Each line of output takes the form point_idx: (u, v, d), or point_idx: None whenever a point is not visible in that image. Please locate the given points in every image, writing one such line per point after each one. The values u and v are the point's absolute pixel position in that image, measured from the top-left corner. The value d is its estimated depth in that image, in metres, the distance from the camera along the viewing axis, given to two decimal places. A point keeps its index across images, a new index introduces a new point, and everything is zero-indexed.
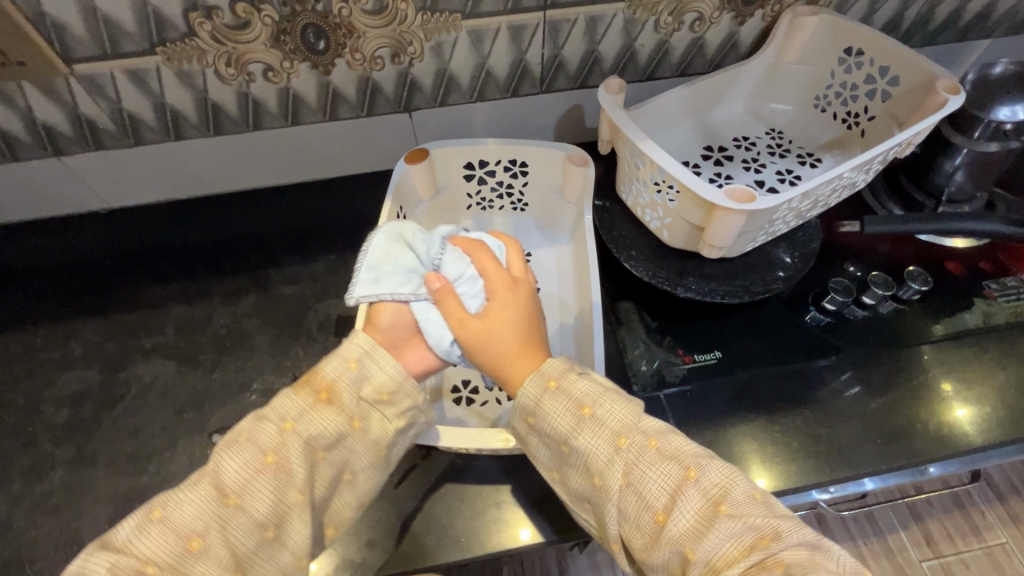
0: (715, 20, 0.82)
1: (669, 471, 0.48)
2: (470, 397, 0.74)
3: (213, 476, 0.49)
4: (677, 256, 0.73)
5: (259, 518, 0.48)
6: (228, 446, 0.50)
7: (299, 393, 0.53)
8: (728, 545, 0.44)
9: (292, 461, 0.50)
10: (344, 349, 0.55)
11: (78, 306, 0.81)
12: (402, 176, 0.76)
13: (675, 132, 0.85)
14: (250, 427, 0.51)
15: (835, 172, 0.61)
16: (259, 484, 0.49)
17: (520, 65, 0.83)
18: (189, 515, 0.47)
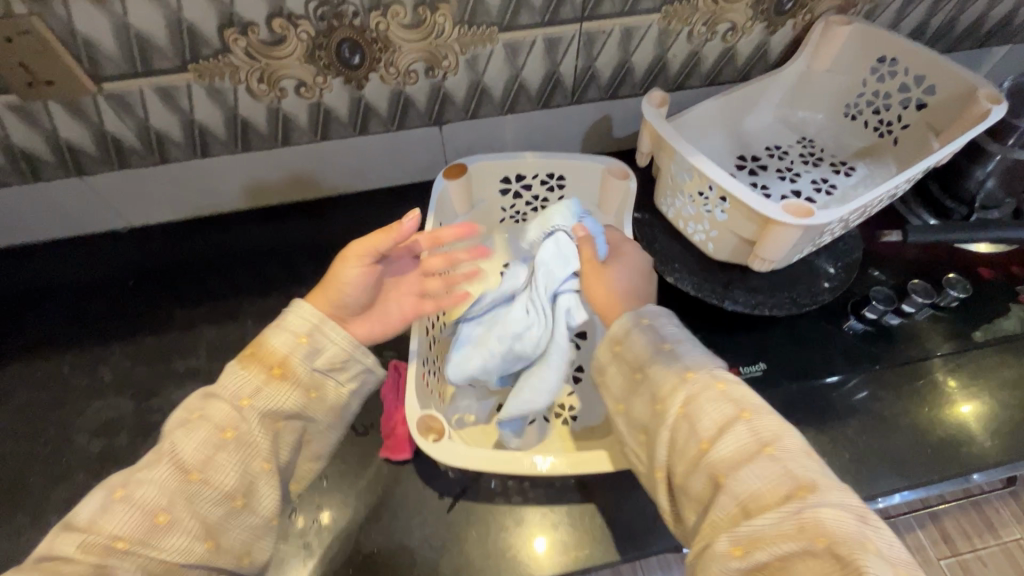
0: (747, 30, 0.82)
1: (725, 407, 0.47)
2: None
3: (171, 453, 0.48)
4: (721, 269, 0.73)
5: (227, 489, 0.49)
6: (182, 424, 0.50)
7: (247, 364, 0.52)
8: (761, 486, 0.43)
9: (252, 432, 0.50)
10: (291, 323, 0.55)
11: (104, 329, 0.79)
12: (441, 193, 0.74)
13: (709, 142, 0.84)
14: (201, 404, 0.51)
15: (888, 187, 0.61)
16: (217, 457, 0.49)
17: (553, 77, 0.82)
18: (151, 491, 0.46)
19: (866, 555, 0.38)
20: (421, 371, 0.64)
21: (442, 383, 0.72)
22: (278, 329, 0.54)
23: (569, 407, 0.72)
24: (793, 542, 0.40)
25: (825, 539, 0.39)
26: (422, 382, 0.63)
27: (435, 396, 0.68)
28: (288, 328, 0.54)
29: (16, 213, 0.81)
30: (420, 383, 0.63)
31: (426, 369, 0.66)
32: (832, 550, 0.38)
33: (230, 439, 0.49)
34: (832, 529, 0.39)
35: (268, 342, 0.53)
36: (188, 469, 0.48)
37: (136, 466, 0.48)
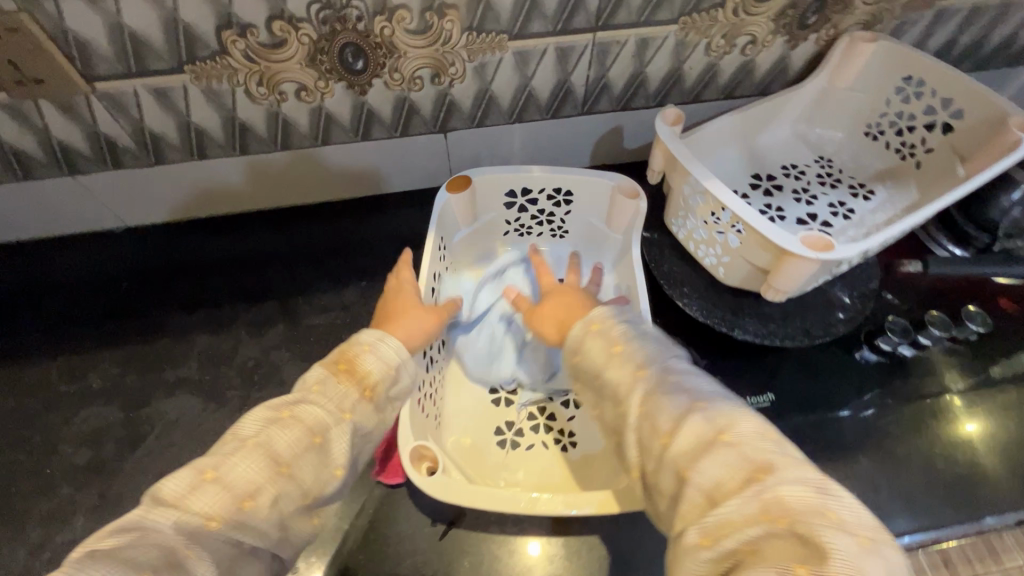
0: (767, 44, 0.79)
1: (679, 400, 0.45)
2: (515, 441, 0.69)
3: (262, 444, 0.44)
4: (731, 294, 0.70)
5: (305, 489, 0.45)
6: (271, 420, 0.45)
7: (338, 378, 0.49)
8: (722, 476, 0.41)
9: (342, 442, 0.47)
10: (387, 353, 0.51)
11: (96, 333, 0.77)
12: (444, 206, 0.72)
13: (723, 159, 0.81)
14: (297, 401, 0.47)
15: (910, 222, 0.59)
16: (308, 458, 0.45)
17: (564, 87, 0.80)
18: (241, 478, 0.42)
19: (833, 537, 0.36)
20: (417, 393, 0.62)
21: (438, 403, 0.69)
22: (371, 353, 0.51)
23: (570, 434, 0.69)
24: (758, 529, 0.37)
25: (789, 520, 0.37)
26: (416, 406, 0.61)
27: (430, 418, 0.65)
28: (383, 356, 0.51)
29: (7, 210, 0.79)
30: (414, 407, 0.60)
31: (423, 389, 0.64)
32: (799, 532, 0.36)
33: (321, 442, 0.46)
34: (793, 511, 0.38)
35: (355, 358, 0.50)
36: (279, 467, 0.43)
37: (218, 451, 0.44)
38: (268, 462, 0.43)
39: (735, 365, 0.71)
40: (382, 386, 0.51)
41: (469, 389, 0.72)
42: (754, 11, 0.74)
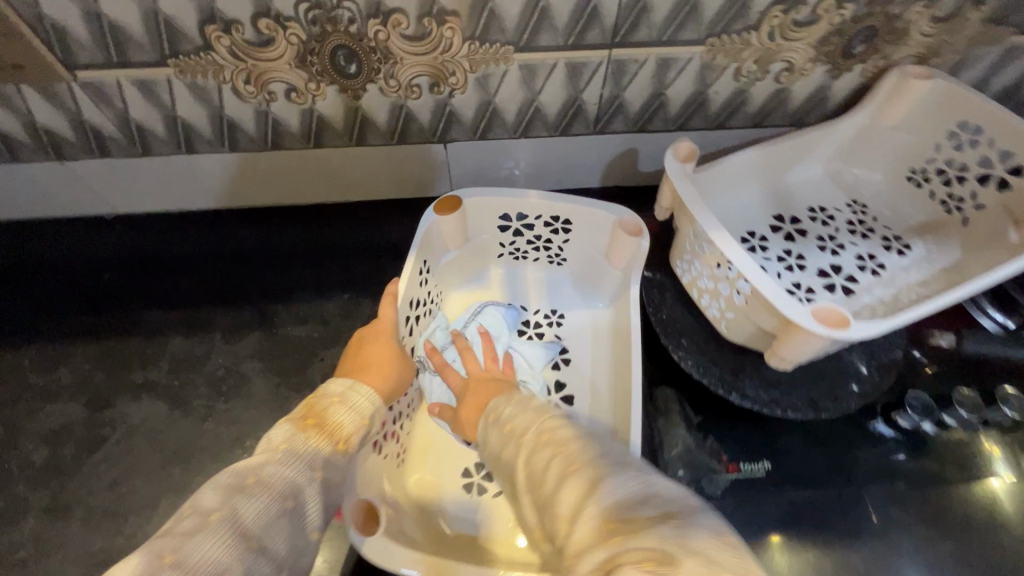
0: (806, 72, 0.71)
1: (544, 446, 0.45)
2: (482, 486, 0.64)
3: (228, 518, 0.37)
4: (733, 351, 0.63)
5: (279, 563, 0.39)
6: (235, 489, 0.39)
7: (307, 434, 0.44)
8: (572, 499, 0.39)
9: (313, 502, 0.42)
10: (357, 404, 0.47)
11: (71, 325, 0.75)
12: (429, 227, 0.66)
13: (743, 196, 0.74)
14: (263, 463, 0.41)
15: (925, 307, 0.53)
16: (279, 526, 0.39)
17: (574, 104, 0.73)
18: (206, 562, 0.35)
19: (663, 528, 0.35)
20: (376, 435, 0.57)
21: (405, 438, 0.64)
22: (342, 405, 0.47)
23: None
24: (600, 541, 0.35)
25: (625, 524, 0.36)
26: (374, 450, 0.56)
27: (391, 457, 0.61)
28: (355, 408, 0.47)
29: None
30: (370, 451, 0.55)
31: (386, 429, 0.59)
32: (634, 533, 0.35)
33: (292, 506, 0.41)
34: (625, 514, 0.36)
35: (325, 411, 0.46)
36: (249, 541, 0.37)
37: (175, 528, 0.37)
38: (237, 537, 0.37)
39: (732, 428, 0.65)
40: (353, 441, 0.46)
41: (440, 423, 0.67)
42: (793, 36, 0.66)
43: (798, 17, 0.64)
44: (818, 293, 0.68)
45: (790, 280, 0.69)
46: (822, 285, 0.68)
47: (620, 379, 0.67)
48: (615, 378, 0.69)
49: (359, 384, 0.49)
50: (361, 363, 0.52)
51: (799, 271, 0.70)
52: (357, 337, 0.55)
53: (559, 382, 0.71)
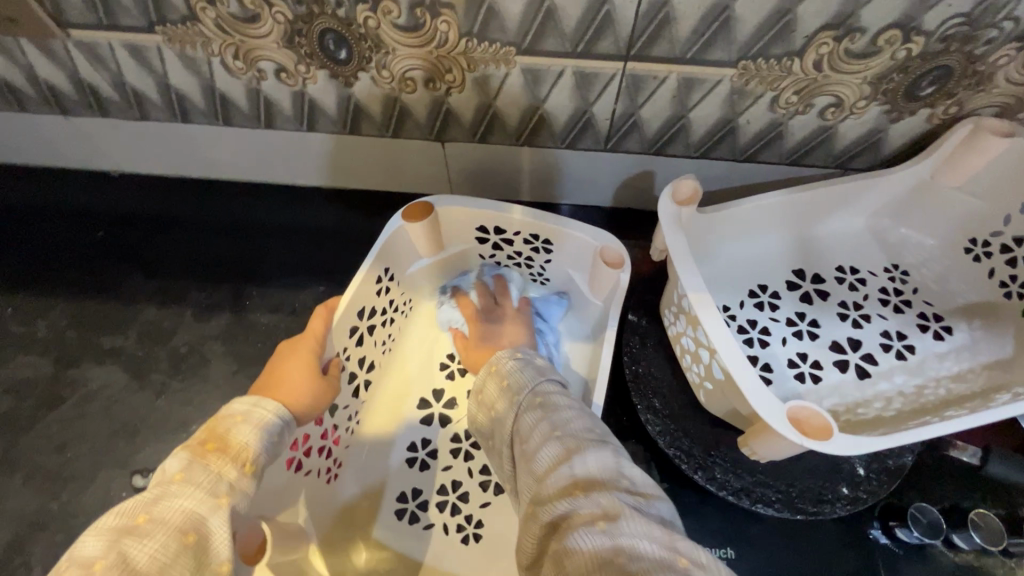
0: (857, 111, 0.60)
1: (532, 407, 0.44)
2: (415, 515, 0.61)
3: (116, 567, 0.32)
4: (711, 424, 0.56)
5: None
6: (122, 532, 0.34)
7: (207, 461, 0.38)
8: (550, 462, 0.39)
9: (225, 529, 0.36)
10: (267, 425, 0.42)
11: (55, 278, 0.76)
12: (394, 234, 0.62)
13: (760, 243, 0.65)
14: (157, 498, 0.36)
15: (918, 433, 0.45)
16: (182, 564, 0.34)
17: (583, 117, 0.66)
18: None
19: (625, 498, 0.35)
20: (292, 452, 0.52)
21: (340, 452, 0.60)
22: (248, 425, 0.41)
23: (476, 523, 0.61)
24: (567, 498, 0.36)
25: (597, 489, 0.36)
26: (288, 468, 0.51)
27: (318, 473, 0.57)
28: (263, 428, 0.42)
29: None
30: (284, 471, 0.51)
31: (309, 445, 0.54)
32: (597, 496, 0.35)
33: (196, 540, 0.35)
34: (593, 479, 0.37)
35: (225, 434, 0.40)
36: None
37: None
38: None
39: (695, 506, 0.57)
40: (263, 459, 0.41)
41: (384, 440, 0.64)
42: (846, 68, 0.56)
43: (853, 47, 0.53)
44: (826, 370, 0.59)
45: (796, 349, 0.61)
46: (832, 360, 0.60)
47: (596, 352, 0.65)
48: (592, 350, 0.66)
49: (266, 399, 0.43)
50: (274, 383, 0.47)
51: (809, 340, 0.61)
52: (277, 354, 0.52)
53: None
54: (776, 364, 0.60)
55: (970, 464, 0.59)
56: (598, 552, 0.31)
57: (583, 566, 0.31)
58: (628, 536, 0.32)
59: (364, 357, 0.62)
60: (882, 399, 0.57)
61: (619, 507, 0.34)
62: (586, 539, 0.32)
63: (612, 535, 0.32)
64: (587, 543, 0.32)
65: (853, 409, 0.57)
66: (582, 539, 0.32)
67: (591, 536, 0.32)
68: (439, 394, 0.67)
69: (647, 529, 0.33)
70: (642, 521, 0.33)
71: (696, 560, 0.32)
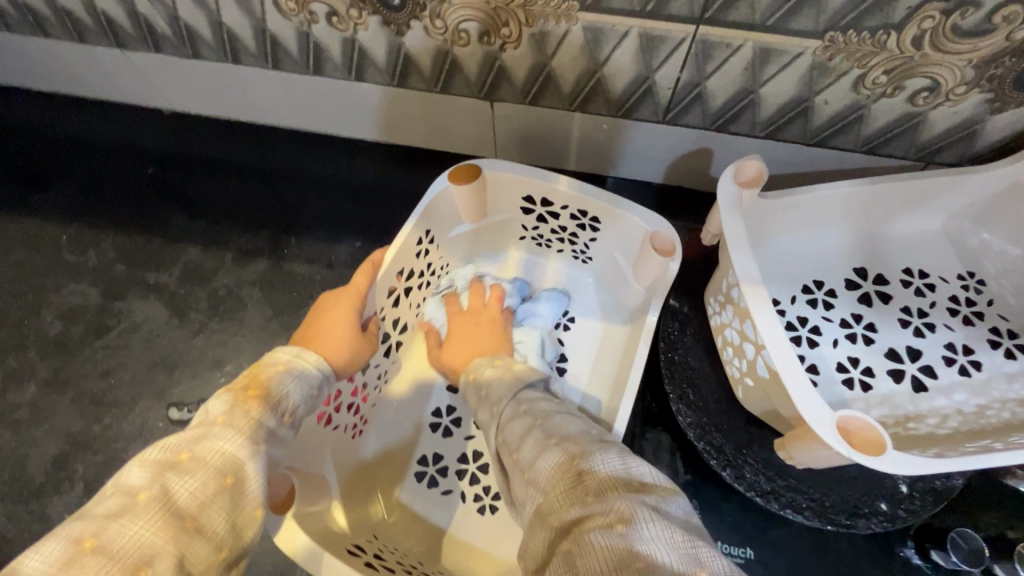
0: (953, 97, 0.54)
1: (521, 412, 0.42)
2: (434, 479, 0.62)
3: (158, 500, 0.33)
4: (745, 422, 0.53)
5: (217, 542, 0.34)
6: (165, 467, 0.34)
7: (248, 406, 0.39)
8: (552, 468, 0.36)
9: (260, 476, 0.37)
10: (303, 375, 0.43)
11: (106, 212, 0.78)
12: (439, 195, 0.60)
13: (822, 238, 0.60)
14: (199, 438, 0.36)
15: (981, 459, 0.41)
16: (219, 504, 0.34)
17: (643, 84, 0.61)
18: (133, 544, 0.31)
19: (643, 499, 0.32)
20: (323, 407, 0.53)
21: (368, 410, 0.61)
22: (288, 375, 0.42)
23: (494, 495, 0.61)
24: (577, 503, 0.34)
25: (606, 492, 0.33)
26: (318, 422, 0.53)
27: (345, 429, 0.58)
28: (302, 379, 0.43)
29: (49, 68, 0.77)
30: (314, 423, 0.52)
31: (340, 401, 0.55)
32: (613, 500, 0.32)
33: (234, 483, 0.35)
34: (605, 480, 0.34)
35: (269, 382, 0.41)
36: (186, 522, 0.33)
37: (95, 509, 0.32)
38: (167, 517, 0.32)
39: (717, 501, 0.56)
40: (299, 412, 0.42)
41: (410, 405, 0.64)
42: (950, 47, 0.49)
43: (963, 23, 0.47)
44: (878, 377, 0.55)
45: (847, 353, 0.57)
46: (886, 369, 0.56)
47: (634, 339, 0.63)
48: (630, 337, 0.64)
49: (307, 350, 0.45)
50: (314, 334, 0.48)
51: (863, 344, 0.57)
52: (319, 303, 0.52)
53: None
54: (824, 366, 0.56)
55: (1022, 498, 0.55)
56: (615, 557, 0.29)
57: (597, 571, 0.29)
58: (649, 542, 0.29)
59: (398, 319, 0.62)
60: (937, 415, 0.53)
61: (638, 509, 0.31)
62: (601, 542, 0.30)
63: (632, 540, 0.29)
64: (605, 545, 0.30)
65: (903, 423, 0.53)
66: (599, 540, 0.30)
67: (608, 538, 0.30)
68: None
69: (668, 532, 0.30)
70: (662, 523, 0.30)
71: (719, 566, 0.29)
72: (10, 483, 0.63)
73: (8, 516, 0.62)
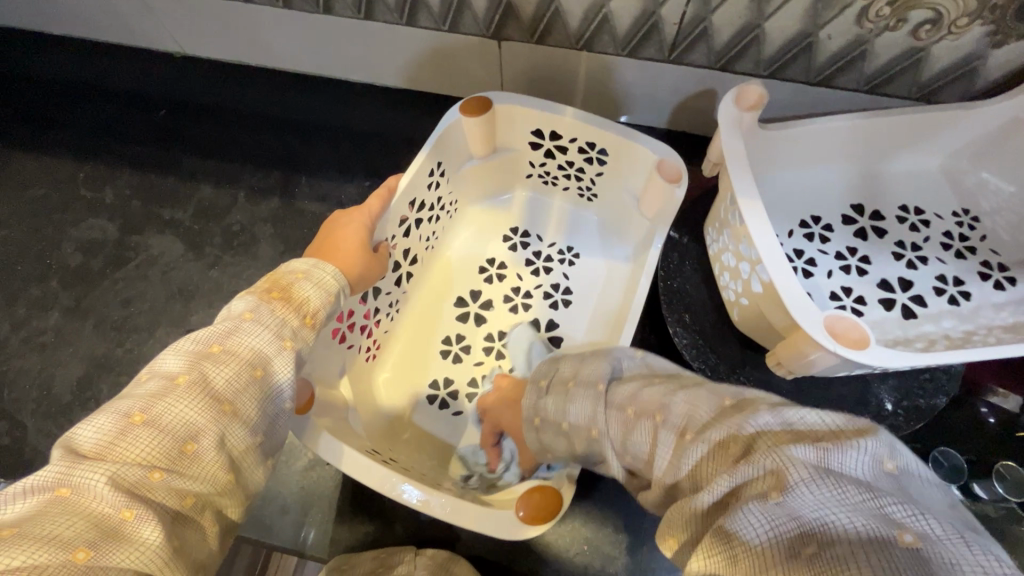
0: (955, 30, 0.54)
1: (614, 408, 0.37)
2: (445, 402, 0.65)
3: (198, 383, 0.35)
4: (739, 345, 0.56)
5: (253, 428, 0.37)
6: (200, 356, 0.36)
7: (273, 305, 0.41)
8: (699, 460, 0.30)
9: (287, 371, 0.39)
10: (323, 280, 0.45)
11: (121, 151, 0.80)
12: (449, 126, 0.61)
13: (822, 175, 0.62)
14: (229, 332, 0.38)
15: (962, 356, 0.43)
16: (251, 393, 0.37)
17: (650, 20, 0.62)
18: (179, 421, 0.33)
19: (802, 455, 0.26)
20: (339, 324, 0.54)
21: (380, 335, 0.64)
22: (308, 281, 0.44)
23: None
24: (725, 472, 0.28)
25: (762, 452, 0.27)
26: (334, 339, 0.54)
27: (358, 349, 0.60)
28: (322, 284, 0.44)
29: (59, 7, 0.77)
30: (330, 340, 0.54)
31: (353, 320, 0.57)
32: (764, 461, 0.26)
33: (262, 376, 0.38)
34: (761, 440, 0.28)
35: (290, 287, 0.42)
36: (223, 405, 0.35)
37: (138, 390, 0.35)
38: (206, 399, 0.34)
39: None
40: (321, 315, 0.43)
41: (422, 333, 0.67)
42: None
43: None
44: (869, 306, 0.58)
45: (840, 283, 0.59)
46: (878, 298, 0.58)
47: (635, 270, 0.65)
48: (633, 268, 0.67)
49: (325, 262, 0.46)
50: (328, 253, 0.50)
51: (856, 275, 0.59)
52: (331, 223, 0.54)
53: (552, 322, 0.68)
54: (818, 294, 0.58)
55: (1000, 424, 0.57)
56: (780, 539, 0.24)
57: (764, 564, 0.24)
58: (819, 509, 0.24)
59: (409, 250, 0.64)
60: (925, 339, 0.55)
61: (794, 469, 0.25)
62: (759, 526, 0.25)
63: (794, 513, 0.24)
64: (768, 526, 0.25)
65: (892, 345, 0.55)
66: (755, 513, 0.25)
67: (768, 517, 0.25)
68: (475, 295, 0.69)
69: (840, 492, 0.24)
70: (829, 483, 0.24)
71: (927, 526, 0.22)
72: (38, 400, 0.67)
73: (38, 431, 0.65)
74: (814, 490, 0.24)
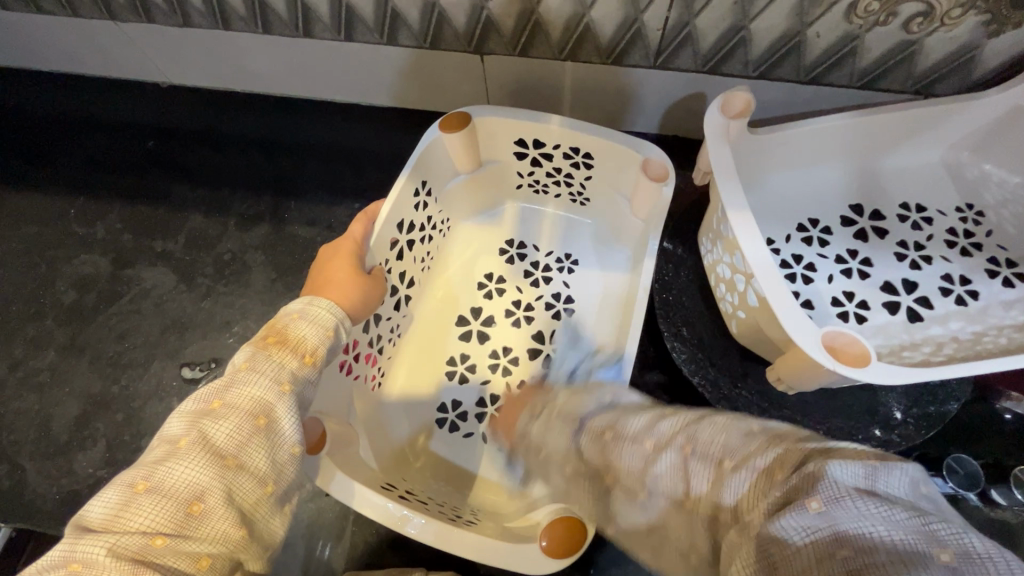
0: (948, 21, 0.52)
1: (631, 437, 0.35)
2: (455, 424, 0.64)
3: (198, 443, 0.34)
4: (739, 356, 0.56)
5: (262, 478, 0.36)
6: (200, 415, 0.36)
7: (269, 351, 0.39)
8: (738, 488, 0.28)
9: (292, 416, 0.38)
10: (317, 314, 0.43)
11: (110, 184, 0.80)
12: (431, 145, 0.60)
13: (818, 176, 0.60)
14: (226, 386, 0.37)
15: (968, 370, 0.42)
16: (256, 443, 0.35)
17: (632, 27, 0.60)
18: (182, 482, 0.33)
19: (848, 473, 0.25)
20: (345, 355, 0.54)
21: (383, 363, 0.62)
22: (305, 320, 0.42)
23: None
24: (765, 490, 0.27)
25: (802, 467, 0.26)
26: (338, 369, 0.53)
27: (365, 380, 0.59)
28: (317, 320, 0.43)
29: (42, 43, 0.77)
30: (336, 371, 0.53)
31: (358, 350, 0.56)
32: (808, 473, 0.25)
33: (266, 424, 0.36)
34: (801, 457, 0.27)
35: (286, 328, 0.41)
36: (226, 460, 0.34)
37: (146, 457, 0.35)
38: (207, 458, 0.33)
39: None
40: (323, 351, 0.42)
41: (425, 357, 0.66)
42: None
43: None
44: (873, 310, 0.56)
45: (841, 288, 0.57)
46: (882, 302, 0.56)
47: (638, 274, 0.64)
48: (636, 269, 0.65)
49: (320, 297, 0.45)
50: (321, 287, 0.50)
51: (858, 278, 0.57)
52: (323, 256, 0.53)
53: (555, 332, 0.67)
54: (819, 301, 0.56)
55: (1015, 422, 0.56)
56: (820, 542, 0.23)
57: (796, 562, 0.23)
58: (861, 523, 0.23)
59: (405, 273, 0.63)
60: (932, 343, 0.53)
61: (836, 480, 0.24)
62: (801, 530, 0.24)
63: (836, 519, 0.23)
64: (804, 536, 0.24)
65: (898, 351, 0.53)
66: (793, 523, 0.24)
67: (805, 524, 0.24)
68: (476, 311, 0.68)
69: (882, 510, 0.23)
70: (875, 502, 0.24)
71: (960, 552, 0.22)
72: (36, 441, 0.67)
73: (37, 472, 0.65)
74: (849, 504, 0.23)
